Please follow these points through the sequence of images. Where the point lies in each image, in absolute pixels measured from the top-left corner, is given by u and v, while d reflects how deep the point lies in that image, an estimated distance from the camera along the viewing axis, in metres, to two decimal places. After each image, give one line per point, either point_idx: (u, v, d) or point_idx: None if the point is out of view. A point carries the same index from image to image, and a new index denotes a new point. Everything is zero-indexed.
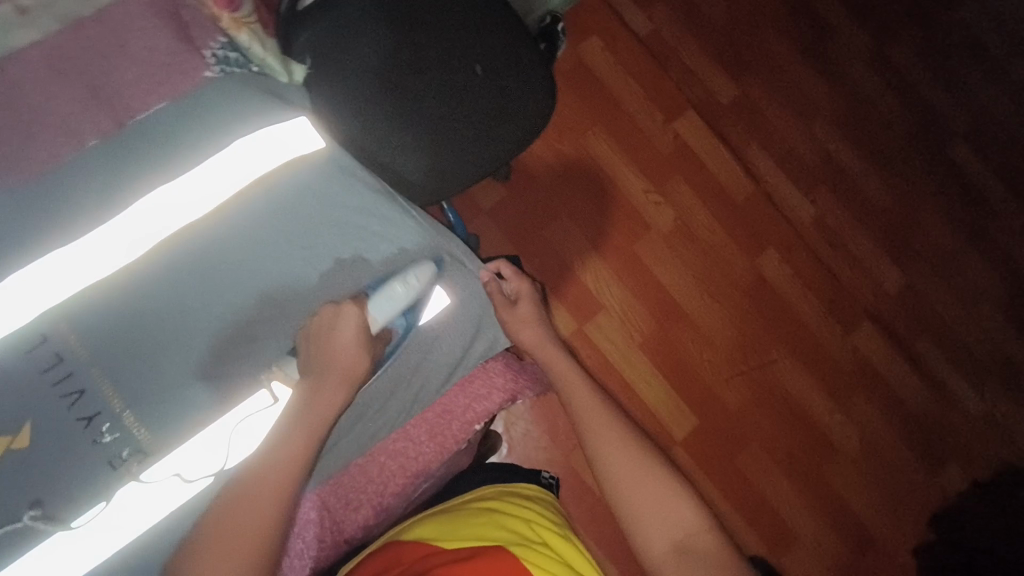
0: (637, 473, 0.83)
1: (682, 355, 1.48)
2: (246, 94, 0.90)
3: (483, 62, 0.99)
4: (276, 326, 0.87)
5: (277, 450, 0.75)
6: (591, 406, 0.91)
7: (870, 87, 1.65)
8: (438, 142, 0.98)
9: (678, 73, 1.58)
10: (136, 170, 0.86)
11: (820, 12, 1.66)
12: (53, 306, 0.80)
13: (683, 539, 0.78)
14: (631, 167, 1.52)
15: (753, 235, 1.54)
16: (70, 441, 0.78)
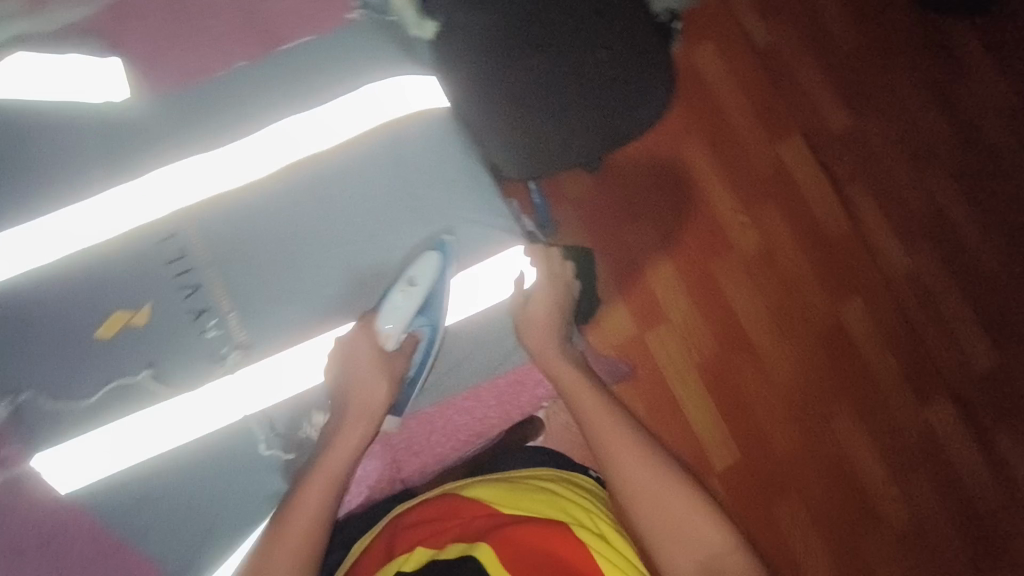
0: (661, 493, 0.82)
1: (738, 385, 1.43)
2: (382, 43, 0.95)
3: (609, 43, 0.93)
4: (373, 265, 0.89)
5: (306, 491, 0.80)
6: (602, 419, 0.89)
7: (1004, 145, 1.51)
8: (545, 120, 1.00)
9: (794, 95, 1.50)
10: (274, 96, 0.91)
11: (963, 54, 1.54)
12: (185, 205, 0.87)
13: (706, 561, 0.77)
14: (724, 184, 1.47)
15: (840, 278, 1.47)
16: (181, 328, 0.85)
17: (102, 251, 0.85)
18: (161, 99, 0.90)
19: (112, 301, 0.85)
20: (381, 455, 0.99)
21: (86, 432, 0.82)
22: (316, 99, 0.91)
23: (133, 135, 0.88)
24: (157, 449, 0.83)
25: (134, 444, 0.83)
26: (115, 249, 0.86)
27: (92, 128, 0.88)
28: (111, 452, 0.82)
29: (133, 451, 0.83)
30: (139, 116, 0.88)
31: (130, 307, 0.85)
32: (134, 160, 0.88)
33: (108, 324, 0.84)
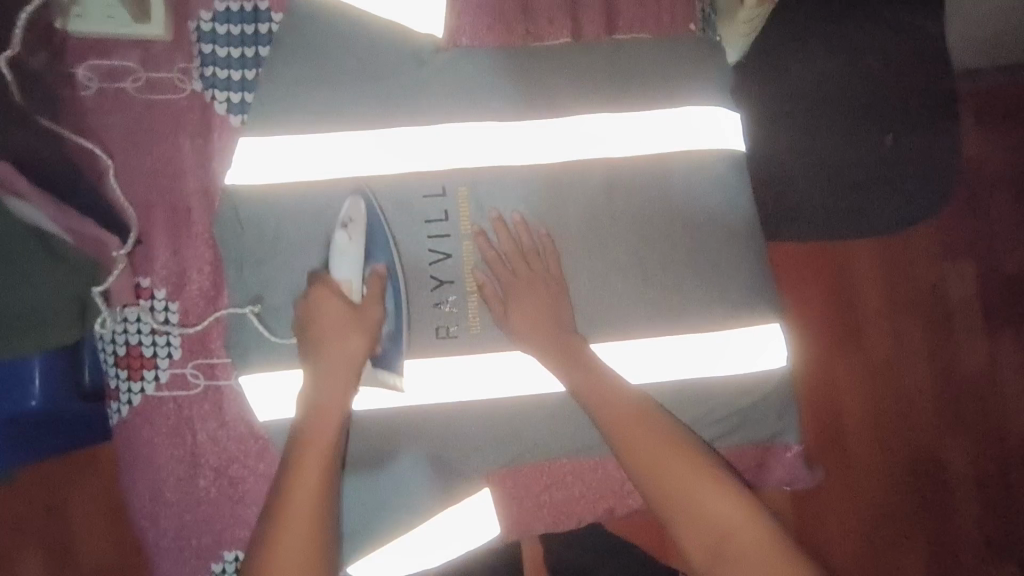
0: (675, 460, 0.70)
1: (812, 504, 1.23)
2: (712, 64, 0.84)
3: (897, 137, 0.95)
4: (629, 295, 0.81)
5: (323, 407, 0.69)
6: (587, 378, 0.73)
7: None
8: (815, 183, 0.96)
9: (992, 220, 1.27)
10: (585, 83, 0.81)
11: None
12: (463, 167, 0.80)
13: (720, 542, 0.67)
14: (878, 284, 1.25)
15: (958, 430, 1.25)
16: (417, 292, 0.79)
17: (368, 188, 0.79)
18: (471, 49, 0.81)
19: None
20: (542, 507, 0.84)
21: (279, 369, 0.77)
22: (632, 98, 0.82)
23: (435, 78, 0.80)
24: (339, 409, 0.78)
25: None
26: (379, 190, 0.79)
27: (398, 56, 0.80)
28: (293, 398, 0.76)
29: None
30: (446, 60, 0.80)
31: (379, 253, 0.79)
32: (426, 103, 0.80)
33: None
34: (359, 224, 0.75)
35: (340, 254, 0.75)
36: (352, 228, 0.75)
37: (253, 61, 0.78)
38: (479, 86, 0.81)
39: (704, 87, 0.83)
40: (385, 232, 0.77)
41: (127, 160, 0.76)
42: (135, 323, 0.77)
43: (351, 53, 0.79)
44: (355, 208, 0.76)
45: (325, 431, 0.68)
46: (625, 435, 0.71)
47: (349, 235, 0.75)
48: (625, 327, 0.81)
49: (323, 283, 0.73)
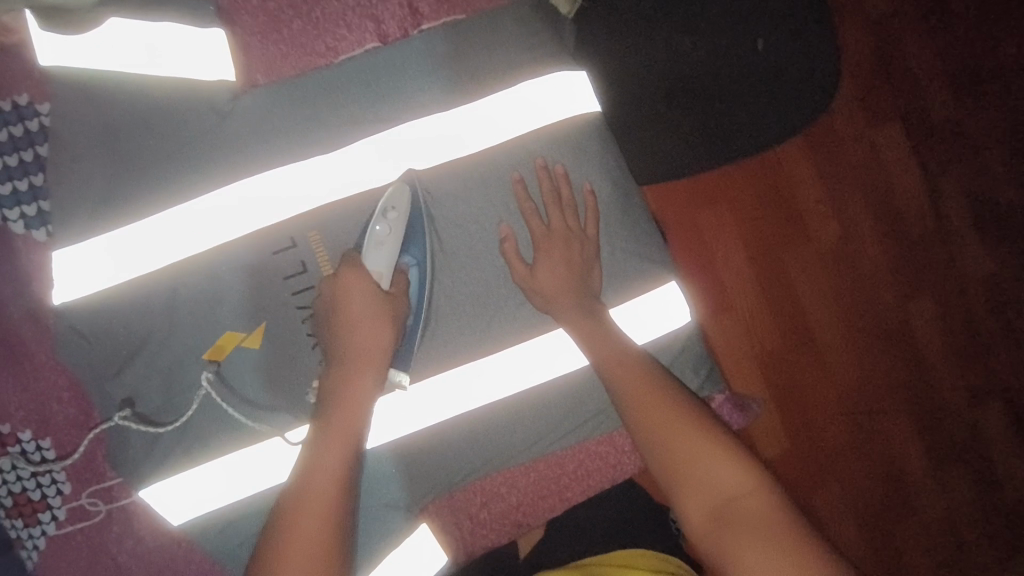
0: (665, 414, 0.66)
1: (803, 393, 1.20)
2: (538, 30, 0.78)
3: (764, 40, 0.83)
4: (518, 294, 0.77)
5: (352, 391, 0.64)
6: (597, 340, 0.72)
7: None
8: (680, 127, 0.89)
9: (899, 73, 1.23)
10: (404, 91, 0.75)
11: None
12: (306, 212, 0.73)
13: (722, 505, 0.61)
14: (809, 166, 1.22)
15: (916, 278, 1.24)
16: (297, 354, 0.74)
17: (210, 263, 0.72)
18: (275, 85, 0.74)
19: (225, 321, 0.73)
20: (485, 522, 0.84)
21: (170, 475, 0.73)
22: (464, 90, 0.76)
23: (246, 127, 0.73)
24: (243, 494, 0.74)
25: (219, 490, 0.74)
26: (225, 261, 0.73)
27: (192, 112, 0.72)
28: (196, 497, 0.73)
29: (217, 496, 0.74)
30: (251, 106, 0.73)
31: (243, 327, 0.73)
32: (241, 156, 0.73)
33: (216, 348, 0.73)
34: (400, 211, 0.71)
35: (376, 244, 0.69)
36: (395, 217, 0.70)
37: (35, 164, 0.73)
38: (294, 120, 0.74)
39: (535, 56, 0.77)
40: (422, 216, 0.74)
41: None
42: (11, 470, 0.73)
43: (144, 124, 0.71)
44: (397, 194, 0.71)
45: (353, 413, 0.63)
46: (629, 392, 0.68)
47: (388, 223, 0.70)
48: (526, 325, 0.77)
49: (353, 266, 0.68)
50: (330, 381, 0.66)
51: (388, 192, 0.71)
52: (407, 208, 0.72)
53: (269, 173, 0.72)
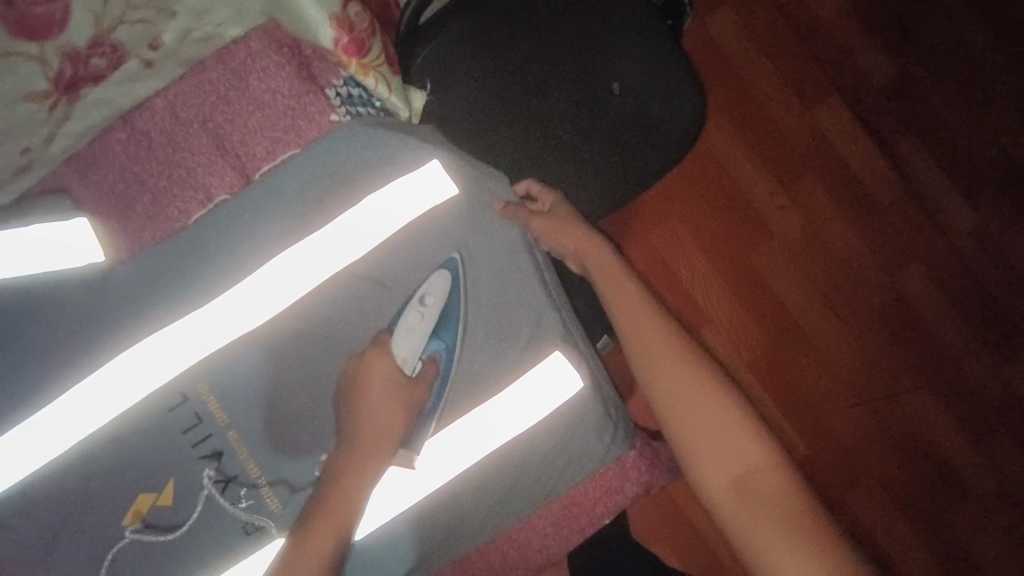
0: (693, 390, 0.69)
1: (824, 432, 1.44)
2: (374, 141, 0.81)
3: (620, 81, 0.97)
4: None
5: (370, 435, 0.69)
6: (637, 331, 0.73)
7: (923, 93, 1.64)
8: (571, 170, 1.00)
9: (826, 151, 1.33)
10: (260, 232, 0.79)
11: (904, 40, 1.64)
12: (193, 365, 0.77)
13: (743, 475, 0.66)
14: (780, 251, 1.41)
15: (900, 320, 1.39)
16: (207, 503, 0.77)
17: (111, 433, 0.76)
18: (138, 254, 0.79)
19: (133, 487, 0.76)
20: None
21: None
22: (316, 217, 0.80)
23: (122, 299, 0.77)
24: None
25: None
26: (124, 428, 0.76)
27: (69, 297, 0.76)
28: None
29: None
30: (121, 278, 0.78)
31: (152, 488, 0.76)
32: (123, 329, 0.77)
33: (132, 513, 0.76)
34: (436, 297, 0.76)
35: (407, 332, 0.74)
36: (431, 303, 0.76)
37: None
38: (166, 282, 0.78)
39: (374, 168, 0.81)
40: (460, 310, 0.78)
41: None
42: None
43: (32, 320, 0.76)
44: (436, 281, 0.78)
45: (342, 511, 0.66)
46: (652, 370, 0.71)
47: (422, 311, 0.75)
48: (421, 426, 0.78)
49: (380, 349, 0.72)
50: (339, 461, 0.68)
51: (429, 279, 0.78)
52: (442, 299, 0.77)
53: (154, 335, 0.77)
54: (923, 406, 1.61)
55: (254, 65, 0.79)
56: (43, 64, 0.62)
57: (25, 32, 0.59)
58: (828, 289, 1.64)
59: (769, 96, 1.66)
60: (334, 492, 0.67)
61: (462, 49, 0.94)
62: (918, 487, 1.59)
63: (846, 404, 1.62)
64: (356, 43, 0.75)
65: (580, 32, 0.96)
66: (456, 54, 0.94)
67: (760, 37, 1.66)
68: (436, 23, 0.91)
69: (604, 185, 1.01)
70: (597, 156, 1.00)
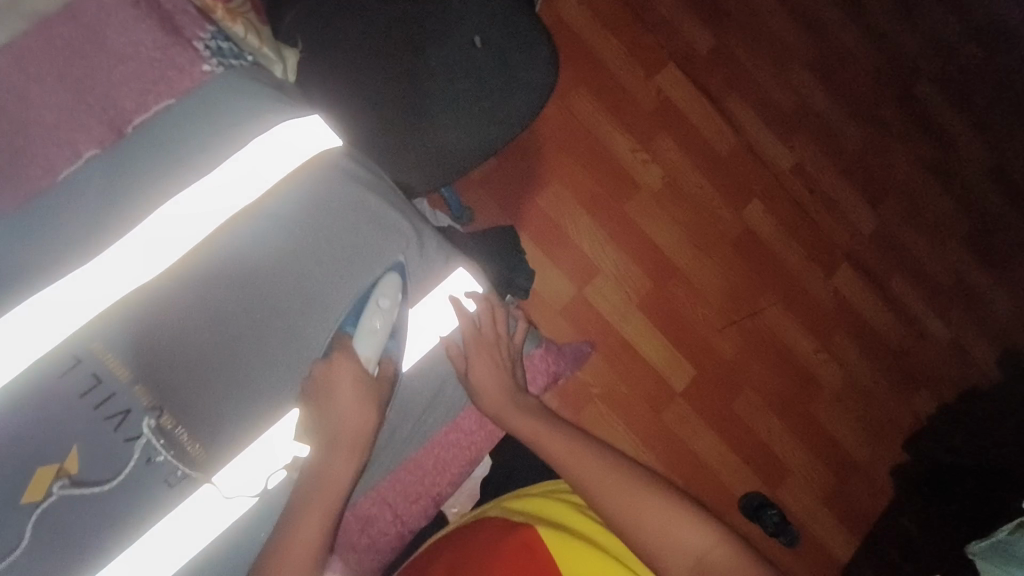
0: (633, 499, 0.80)
1: (710, 370, 1.85)
2: (253, 90, 0.83)
3: (482, 35, 1.05)
4: (322, 322, 0.82)
5: (339, 463, 0.77)
6: (568, 454, 0.85)
7: (740, 56, 1.97)
8: (448, 120, 1.04)
9: (669, 165, 1.90)
10: (142, 183, 0.78)
11: (718, 12, 1.97)
12: (85, 325, 0.75)
13: (699, 561, 0.76)
14: (658, 230, 1.87)
15: (741, 272, 1.91)
16: (120, 461, 0.75)
17: (1, 406, 0.72)
18: (2, 220, 0.74)
19: (29, 461, 0.73)
20: (374, 540, 0.86)
21: None
22: (199, 164, 0.80)
23: None
24: None
25: None
26: (13, 400, 0.73)
27: None
28: None
29: None
30: None
31: (53, 460, 0.73)
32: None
33: (33, 488, 0.73)
34: (390, 301, 0.81)
35: (369, 333, 0.79)
36: (386, 302, 0.80)
37: None
38: (43, 244, 0.75)
39: (256, 113, 0.83)
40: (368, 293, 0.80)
41: None
42: None
43: None
44: (386, 284, 0.81)
45: (313, 533, 0.75)
46: (596, 494, 0.82)
47: (381, 313, 0.80)
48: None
49: (348, 356, 0.78)
50: (306, 495, 0.76)
51: (382, 283, 0.81)
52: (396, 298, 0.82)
53: (36, 298, 0.73)
54: (777, 316, 1.91)
55: (112, 19, 0.79)
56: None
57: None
58: (690, 227, 1.89)
59: (619, 68, 1.88)
60: (310, 521, 0.75)
61: (327, 15, 1.03)
62: (788, 386, 1.88)
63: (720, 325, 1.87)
64: None
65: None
66: (325, 21, 1.02)
67: (601, 15, 1.88)
68: None
69: (482, 135, 1.05)
70: (471, 100, 1.04)
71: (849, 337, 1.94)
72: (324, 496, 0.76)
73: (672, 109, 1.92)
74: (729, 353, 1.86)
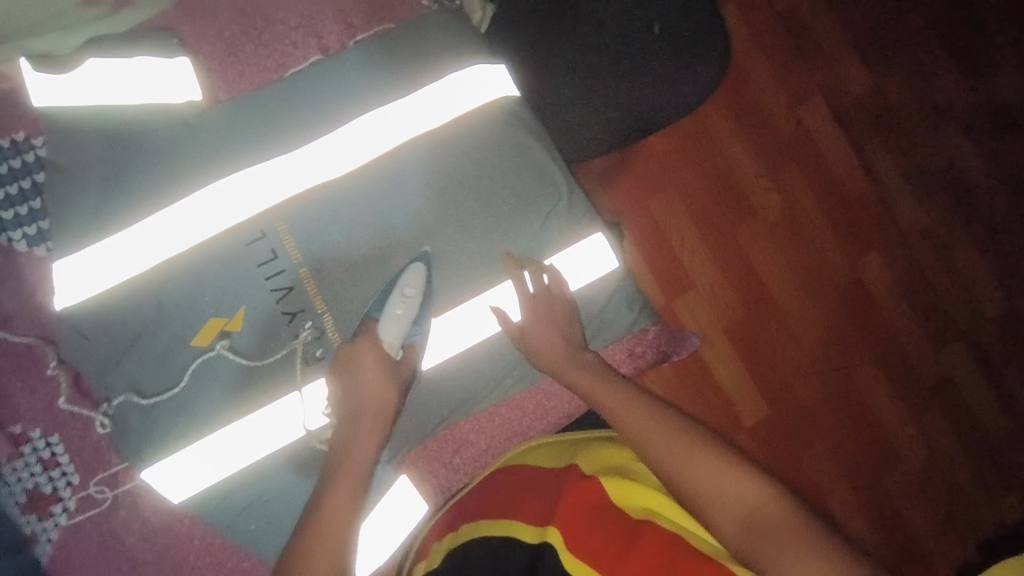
0: (680, 447, 0.66)
1: (790, 413, 1.78)
2: (459, 34, 0.91)
3: (662, 24, 1.08)
4: (473, 249, 0.88)
5: (364, 443, 0.73)
6: (607, 394, 0.75)
7: (892, 99, 1.91)
8: (609, 99, 1.12)
9: (792, 199, 1.85)
10: (348, 96, 0.87)
11: (880, 49, 1.91)
12: (275, 205, 0.85)
13: (752, 520, 0.59)
14: (767, 259, 1.82)
15: (843, 320, 1.83)
16: (274, 331, 0.85)
17: (192, 259, 0.83)
18: (234, 101, 0.85)
19: (206, 311, 0.83)
20: (465, 466, 0.91)
21: (169, 454, 0.83)
22: (394, 89, 0.88)
23: (213, 137, 0.84)
24: (243, 461, 0.84)
25: (221, 459, 0.84)
26: (203, 255, 0.83)
27: (168, 132, 0.83)
28: (198, 468, 0.83)
29: (221, 466, 0.84)
30: (220, 119, 0.85)
31: (224, 314, 0.84)
32: (213, 166, 0.84)
33: (202, 334, 0.83)
34: (415, 291, 0.81)
35: (392, 319, 0.79)
36: (410, 293, 0.81)
37: (32, 192, 0.87)
38: (260, 130, 0.86)
39: (451, 54, 0.90)
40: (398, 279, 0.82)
41: (22, 343, 0.87)
42: (40, 461, 0.86)
43: (128, 146, 0.83)
44: (412, 275, 0.83)
45: (337, 522, 0.67)
46: (642, 440, 0.69)
47: (404, 301, 0.81)
48: (484, 273, 0.88)
49: (369, 338, 0.78)
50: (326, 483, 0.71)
51: (408, 274, 0.82)
52: (420, 288, 0.82)
53: (243, 173, 0.84)
54: (869, 376, 1.82)
55: None
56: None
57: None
58: (799, 264, 1.83)
59: (764, 89, 1.86)
60: (334, 503, 0.68)
61: None
62: (869, 451, 1.79)
63: (808, 371, 1.80)
64: None
65: None
66: None
67: (756, 34, 1.87)
68: None
69: (634, 120, 1.14)
70: (636, 85, 1.09)
71: (943, 416, 1.83)
72: (349, 476, 0.71)
73: (809, 141, 1.87)
74: (814, 400, 1.79)
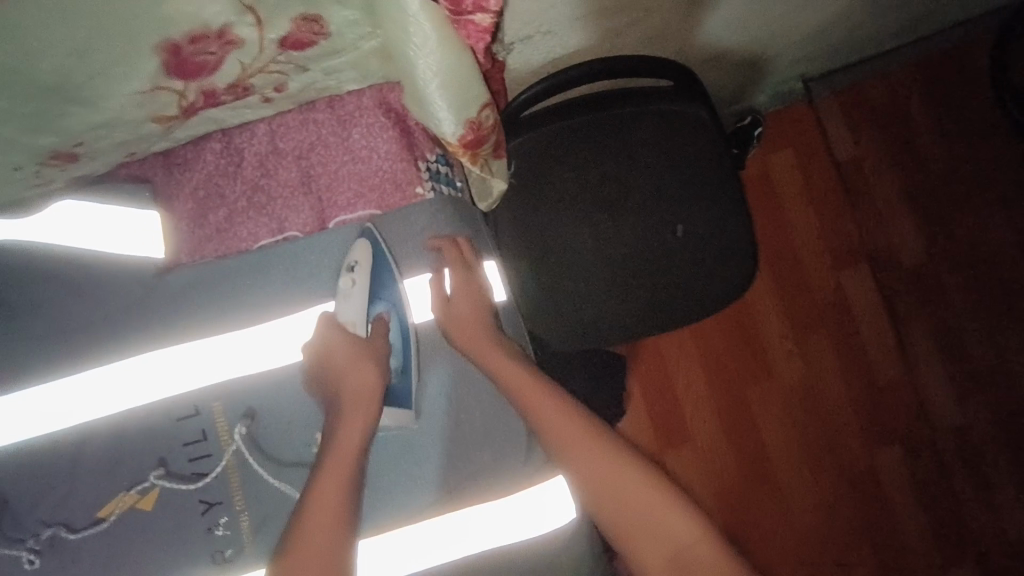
0: (619, 481, 0.76)
1: None
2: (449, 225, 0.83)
3: (686, 227, 1.02)
4: (428, 463, 0.80)
5: (348, 425, 0.72)
6: (554, 421, 0.77)
7: (951, 279, 1.57)
8: (617, 292, 1.02)
9: (816, 367, 1.57)
10: (313, 278, 0.80)
11: (953, 216, 1.57)
12: (212, 383, 0.77)
13: (676, 557, 0.72)
14: (774, 431, 1.56)
15: (846, 519, 1.55)
16: (183, 518, 0.76)
17: (108, 427, 0.76)
18: (191, 269, 0.79)
19: (115, 483, 0.76)
20: None
21: None
22: None
23: (166, 298, 0.78)
24: None
25: None
26: (123, 420, 0.76)
27: (127, 286, 0.78)
28: None
29: None
30: (170, 286, 0.78)
31: (138, 488, 0.76)
32: (151, 325, 0.77)
33: (108, 507, 0.76)
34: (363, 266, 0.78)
35: (343, 298, 0.77)
36: (358, 271, 0.77)
37: None
38: (215, 302, 0.78)
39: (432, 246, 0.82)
40: (388, 259, 0.80)
41: None
42: None
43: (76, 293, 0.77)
44: (359, 249, 0.79)
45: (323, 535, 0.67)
46: (576, 465, 0.77)
47: (352, 279, 0.77)
48: (433, 495, 0.79)
49: (328, 322, 0.77)
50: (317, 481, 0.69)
51: (353, 249, 0.79)
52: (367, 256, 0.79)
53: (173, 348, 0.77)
54: None
55: (361, 119, 0.81)
56: (178, 98, 0.66)
57: (178, 72, 0.62)
58: (812, 445, 1.56)
59: (803, 245, 1.58)
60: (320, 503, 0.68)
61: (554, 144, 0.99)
62: None
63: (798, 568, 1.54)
64: (478, 141, 0.71)
65: (658, 165, 1.01)
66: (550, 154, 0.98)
67: (810, 179, 1.58)
68: (539, 121, 0.97)
69: (642, 317, 1.03)
70: (647, 281, 1.02)
71: None
72: (334, 457, 0.70)
73: (851, 305, 1.58)
74: None
